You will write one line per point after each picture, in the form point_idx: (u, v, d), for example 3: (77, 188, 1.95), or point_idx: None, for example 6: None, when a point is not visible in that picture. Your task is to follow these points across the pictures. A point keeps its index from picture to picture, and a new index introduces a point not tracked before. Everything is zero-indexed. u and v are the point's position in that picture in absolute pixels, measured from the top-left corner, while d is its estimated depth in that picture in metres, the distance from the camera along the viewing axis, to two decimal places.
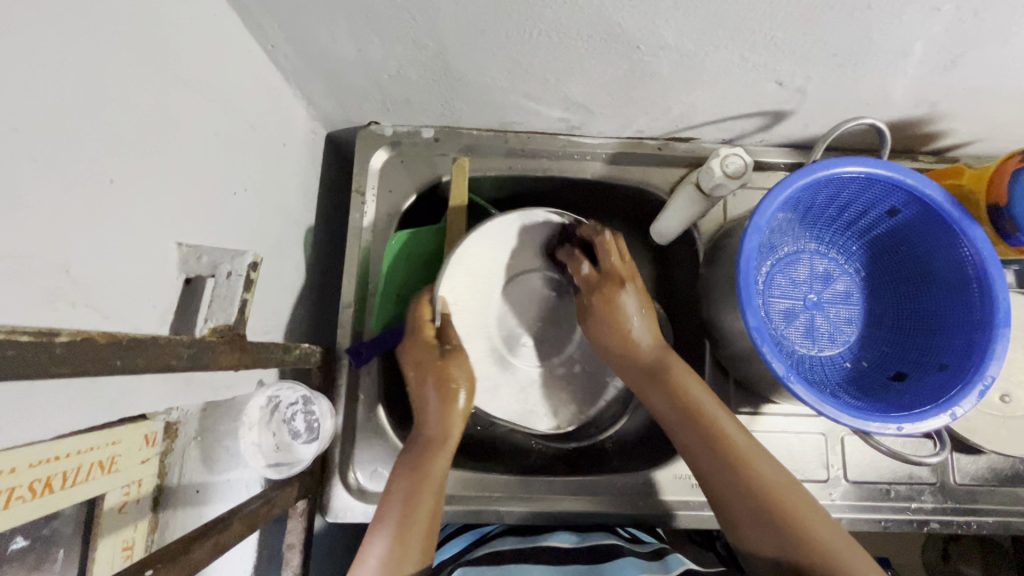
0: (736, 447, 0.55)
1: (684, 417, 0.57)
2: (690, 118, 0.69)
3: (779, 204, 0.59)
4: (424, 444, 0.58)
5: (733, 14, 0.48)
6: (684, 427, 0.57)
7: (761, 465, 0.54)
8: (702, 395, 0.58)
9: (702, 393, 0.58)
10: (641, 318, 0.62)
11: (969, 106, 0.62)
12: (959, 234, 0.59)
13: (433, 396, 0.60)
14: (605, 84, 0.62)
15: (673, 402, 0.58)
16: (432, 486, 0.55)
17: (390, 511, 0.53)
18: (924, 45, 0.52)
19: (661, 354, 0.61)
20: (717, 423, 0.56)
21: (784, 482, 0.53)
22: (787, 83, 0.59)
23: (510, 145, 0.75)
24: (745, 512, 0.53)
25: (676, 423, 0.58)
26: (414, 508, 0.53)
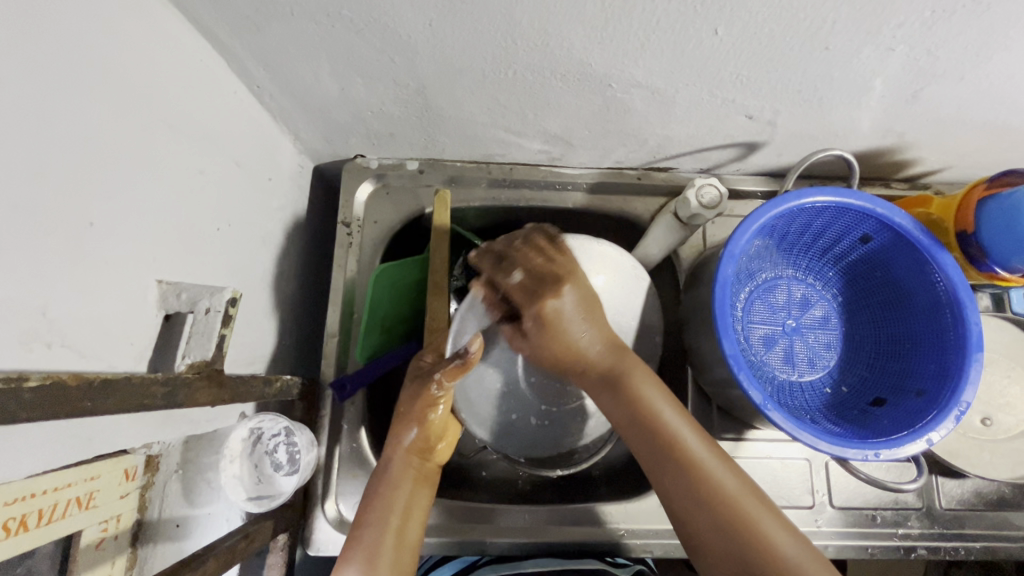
0: (691, 446, 0.52)
1: (635, 419, 0.54)
2: (667, 150, 0.71)
3: (752, 233, 0.61)
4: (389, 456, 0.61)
5: (697, 54, 0.50)
6: (654, 467, 0.53)
7: (704, 448, 0.52)
8: (642, 384, 0.55)
9: (640, 382, 0.55)
10: (586, 328, 0.57)
11: (934, 137, 0.65)
12: (929, 260, 0.60)
13: (409, 422, 0.61)
14: (581, 117, 0.64)
15: (623, 398, 0.55)
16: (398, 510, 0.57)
17: (366, 526, 0.55)
18: (883, 81, 0.54)
19: (615, 362, 0.57)
20: (678, 430, 0.53)
21: (734, 477, 0.51)
22: (757, 117, 0.61)
23: (493, 176, 0.76)
24: (696, 509, 0.50)
25: (636, 431, 0.54)
26: (385, 523, 0.55)
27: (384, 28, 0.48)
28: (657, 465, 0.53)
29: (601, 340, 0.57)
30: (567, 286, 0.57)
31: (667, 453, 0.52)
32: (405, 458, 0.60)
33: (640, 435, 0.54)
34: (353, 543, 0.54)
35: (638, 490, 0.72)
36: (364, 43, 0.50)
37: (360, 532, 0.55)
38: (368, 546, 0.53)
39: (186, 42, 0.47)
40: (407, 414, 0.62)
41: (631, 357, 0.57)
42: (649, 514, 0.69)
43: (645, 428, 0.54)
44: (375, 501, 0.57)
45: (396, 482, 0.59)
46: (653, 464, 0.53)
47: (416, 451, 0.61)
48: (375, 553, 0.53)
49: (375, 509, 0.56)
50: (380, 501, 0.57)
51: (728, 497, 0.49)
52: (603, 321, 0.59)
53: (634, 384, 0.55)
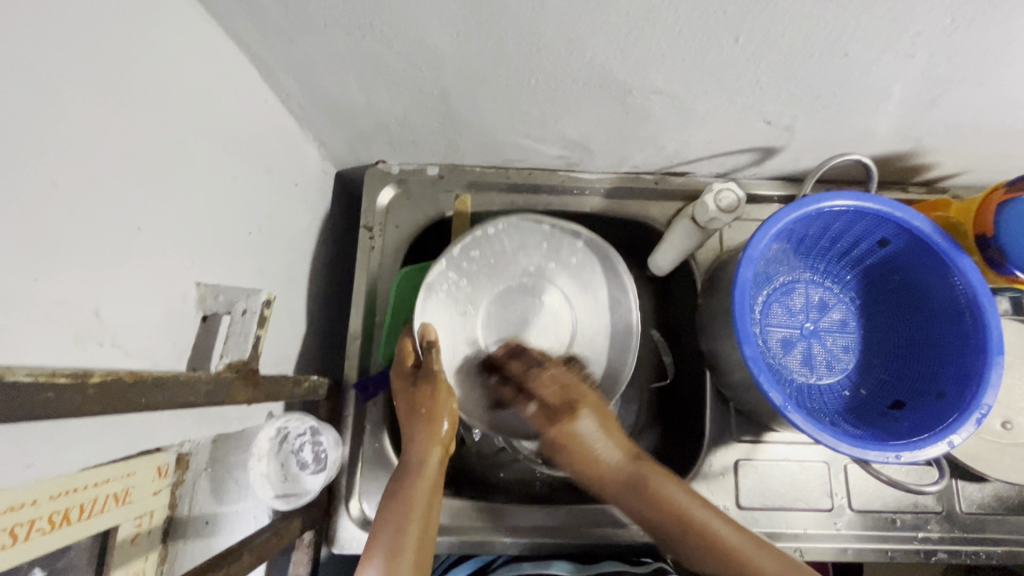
0: (691, 514, 0.56)
1: (648, 506, 0.58)
2: (685, 154, 0.72)
3: (771, 236, 0.61)
4: (404, 472, 0.59)
5: (718, 61, 0.51)
6: (690, 546, 0.56)
7: (748, 542, 0.55)
8: (670, 484, 0.58)
9: (660, 475, 0.59)
10: (604, 440, 0.61)
11: (952, 141, 0.65)
12: (948, 264, 0.60)
13: (416, 426, 0.61)
14: (601, 123, 0.65)
15: (637, 493, 0.59)
16: (416, 512, 0.55)
17: (383, 529, 0.53)
18: (901, 87, 0.54)
19: (634, 467, 0.60)
20: (700, 522, 0.56)
21: (763, 550, 0.54)
22: (775, 122, 0.62)
23: (512, 181, 0.78)
24: None
25: (655, 520, 0.58)
26: (404, 526, 0.53)
27: (413, 38, 0.49)
28: (698, 555, 0.56)
29: (620, 447, 0.61)
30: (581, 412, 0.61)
31: (707, 548, 0.55)
32: (413, 467, 0.59)
33: (664, 523, 0.57)
34: (370, 548, 0.52)
35: None
36: (392, 54, 0.52)
37: (375, 536, 0.53)
38: (386, 546, 0.52)
39: (224, 54, 0.49)
40: (409, 415, 0.61)
41: (648, 461, 0.60)
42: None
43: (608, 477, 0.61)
44: (387, 508, 0.55)
45: (410, 489, 0.57)
46: (680, 545, 0.57)
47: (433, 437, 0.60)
48: (397, 547, 0.52)
49: (391, 512, 0.55)
50: (396, 502, 0.55)
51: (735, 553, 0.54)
52: (622, 433, 0.62)
53: (654, 484, 0.58)
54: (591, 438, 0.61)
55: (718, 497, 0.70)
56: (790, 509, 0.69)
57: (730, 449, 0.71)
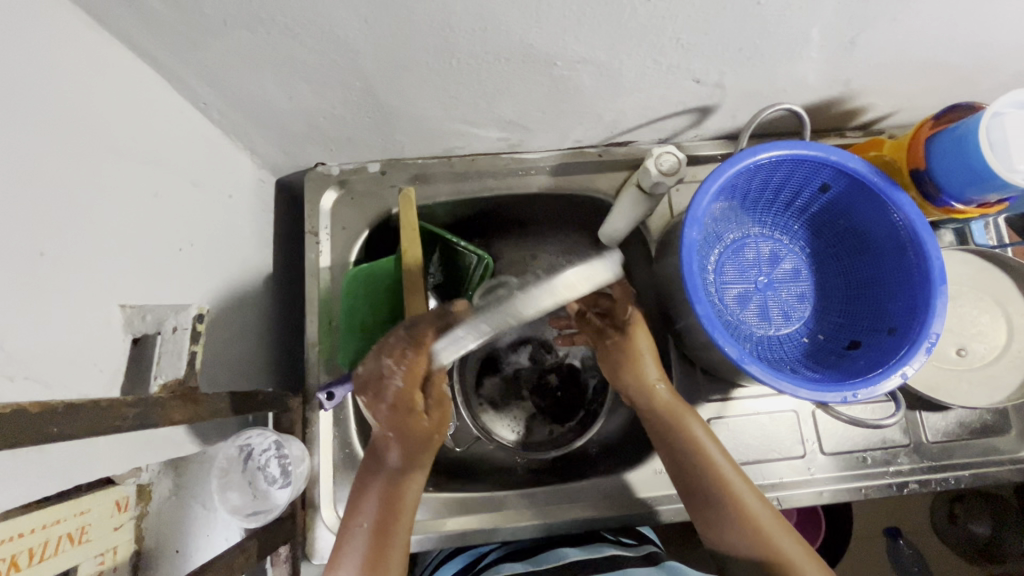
0: (728, 475, 0.59)
1: (685, 451, 0.61)
2: (623, 123, 0.72)
3: (712, 194, 0.61)
4: (393, 472, 0.57)
5: (635, 23, 0.51)
6: (708, 494, 0.59)
7: (762, 509, 0.58)
8: (709, 439, 0.61)
9: (694, 421, 0.62)
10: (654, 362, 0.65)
11: (878, 80, 0.66)
12: (887, 200, 0.62)
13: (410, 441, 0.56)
14: (533, 100, 0.64)
15: (672, 431, 0.62)
16: (405, 517, 0.56)
17: (359, 530, 0.55)
18: (819, 31, 0.55)
19: (673, 399, 0.63)
20: (732, 481, 0.59)
21: (773, 519, 0.58)
22: (704, 80, 0.62)
23: (456, 169, 0.77)
24: (737, 544, 0.57)
25: (683, 463, 0.61)
26: (392, 532, 0.55)
27: (322, 30, 0.48)
28: (708, 505, 0.59)
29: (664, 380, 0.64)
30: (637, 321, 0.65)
31: (721, 496, 0.58)
32: (392, 470, 0.57)
33: (689, 466, 0.61)
34: (343, 548, 0.55)
35: (633, 460, 0.73)
36: (305, 49, 0.50)
37: (355, 529, 0.55)
38: (366, 544, 0.54)
39: (124, 65, 0.47)
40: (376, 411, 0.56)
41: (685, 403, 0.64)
42: (645, 484, 0.70)
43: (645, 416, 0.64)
44: (366, 504, 0.56)
45: (396, 499, 0.57)
46: (694, 490, 0.60)
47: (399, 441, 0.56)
48: (380, 553, 0.54)
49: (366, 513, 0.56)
50: (377, 502, 0.56)
51: (755, 520, 0.57)
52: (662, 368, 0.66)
53: (690, 428, 0.61)
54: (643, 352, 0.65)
55: None
56: (765, 461, 0.70)
57: (700, 409, 0.72)
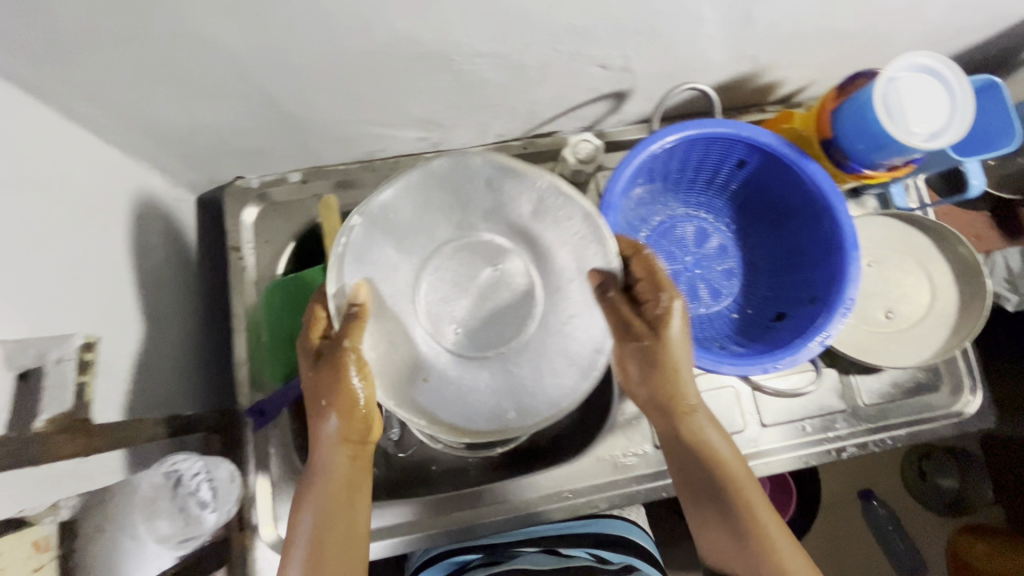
0: (747, 493, 0.55)
1: (697, 459, 0.57)
2: (541, 114, 0.71)
3: (627, 178, 0.61)
4: (314, 474, 0.54)
5: (521, 12, 0.50)
6: (711, 494, 0.56)
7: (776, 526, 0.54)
8: (723, 444, 0.58)
9: (712, 429, 0.58)
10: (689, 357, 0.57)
11: (784, 53, 0.67)
12: (799, 170, 0.63)
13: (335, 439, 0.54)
14: (443, 97, 0.63)
15: (683, 440, 0.58)
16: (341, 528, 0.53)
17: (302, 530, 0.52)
18: (712, 8, 0.55)
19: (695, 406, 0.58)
20: (745, 493, 0.55)
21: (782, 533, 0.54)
22: (610, 65, 0.62)
23: (380, 172, 0.75)
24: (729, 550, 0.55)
25: (684, 464, 0.58)
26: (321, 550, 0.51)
27: (200, 39, 0.46)
28: (710, 508, 0.56)
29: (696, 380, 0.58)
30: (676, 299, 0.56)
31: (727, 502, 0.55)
32: (330, 480, 0.54)
33: (693, 468, 0.57)
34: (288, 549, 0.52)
35: (578, 449, 0.73)
36: (187, 60, 0.48)
37: (296, 533, 0.52)
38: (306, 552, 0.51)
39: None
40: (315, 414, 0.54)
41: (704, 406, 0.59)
42: (588, 473, 0.71)
43: (661, 419, 0.59)
44: (306, 514, 0.53)
45: (326, 505, 0.53)
46: (695, 487, 0.57)
47: (350, 450, 0.55)
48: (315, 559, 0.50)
49: (311, 515, 0.53)
50: (314, 513, 0.53)
51: (762, 537, 0.53)
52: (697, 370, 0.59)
53: (702, 432, 0.58)
54: (679, 354, 0.56)
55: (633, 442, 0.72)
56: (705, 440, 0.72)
57: None
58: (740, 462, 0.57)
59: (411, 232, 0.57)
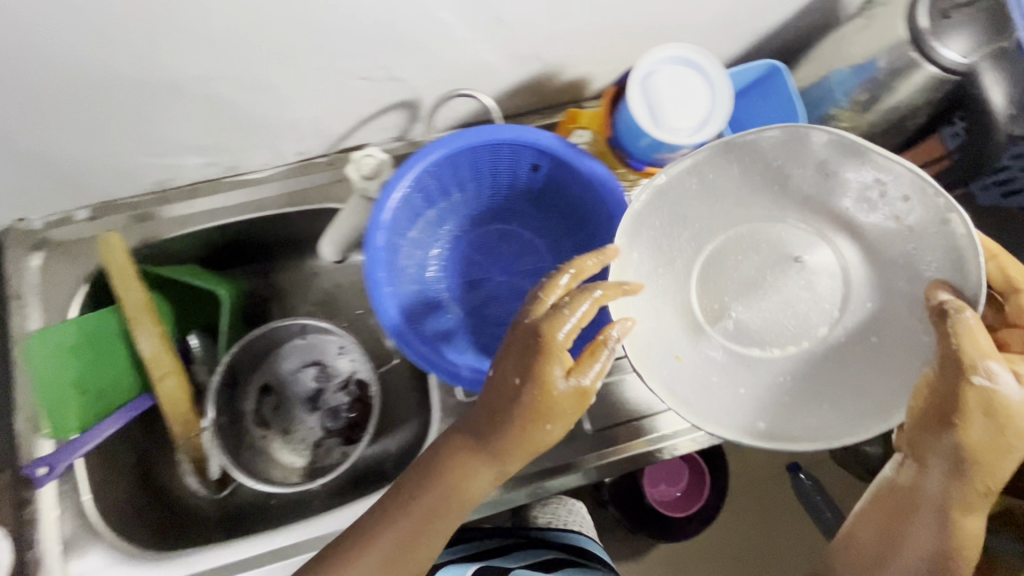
0: (954, 512, 0.47)
1: (950, 473, 0.46)
2: (333, 129, 0.68)
3: (397, 194, 0.58)
4: (490, 450, 0.51)
5: (214, 28, 0.48)
6: (917, 506, 0.48)
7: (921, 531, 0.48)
8: (1001, 464, 0.45)
9: (998, 467, 0.45)
10: (942, 384, 0.46)
11: (568, 49, 0.64)
12: (582, 170, 0.61)
13: (512, 423, 0.49)
14: (202, 121, 0.60)
15: (944, 472, 0.46)
16: (439, 524, 0.52)
17: (392, 520, 0.52)
18: (446, 10, 0.52)
19: (990, 423, 0.44)
20: (949, 506, 0.47)
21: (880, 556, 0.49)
22: (371, 76, 0.59)
23: (176, 202, 0.72)
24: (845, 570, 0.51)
25: (903, 484, 0.49)
26: (369, 543, 0.52)
27: None
28: (928, 522, 0.47)
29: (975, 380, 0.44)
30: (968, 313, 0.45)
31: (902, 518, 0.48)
32: (496, 462, 0.51)
33: (930, 495, 0.47)
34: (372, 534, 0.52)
35: None
36: None
37: (405, 506, 0.52)
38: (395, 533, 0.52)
39: None
40: (501, 400, 0.50)
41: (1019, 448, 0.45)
42: None
43: (954, 432, 0.45)
44: (473, 482, 0.52)
45: (450, 487, 0.52)
46: (913, 501, 0.48)
47: (530, 451, 0.50)
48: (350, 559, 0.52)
49: (398, 499, 0.53)
50: (427, 500, 0.52)
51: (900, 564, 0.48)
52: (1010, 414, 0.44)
53: (929, 459, 0.47)
54: (1017, 416, 0.44)
55: None
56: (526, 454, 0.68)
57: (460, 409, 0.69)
58: (987, 497, 0.46)
59: (708, 214, 0.60)
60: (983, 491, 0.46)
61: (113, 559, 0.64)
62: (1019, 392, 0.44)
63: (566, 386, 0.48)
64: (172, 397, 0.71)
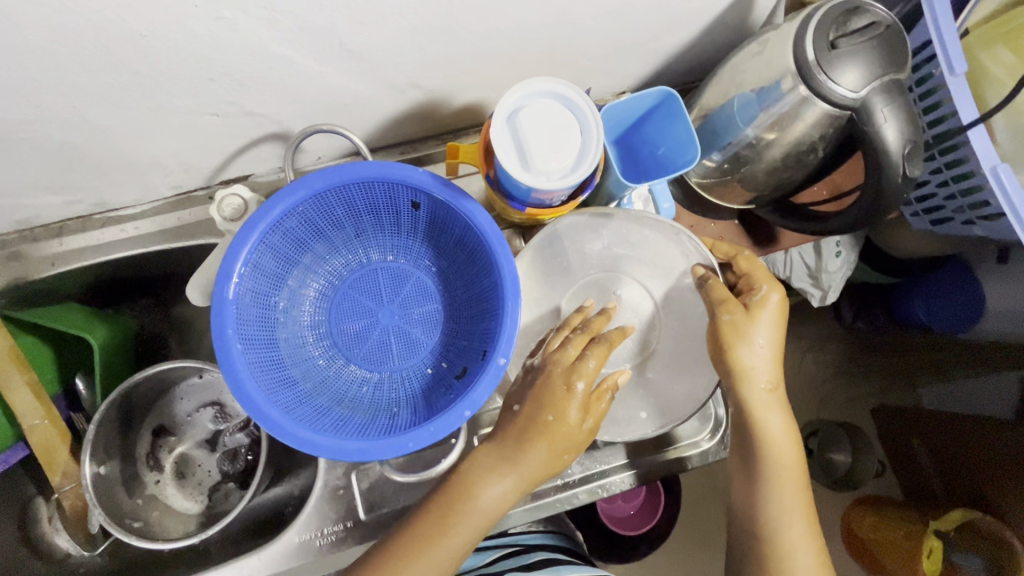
0: (788, 457, 0.56)
1: (739, 424, 0.58)
2: (202, 163, 0.63)
3: (251, 242, 0.53)
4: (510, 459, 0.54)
5: (12, 79, 0.43)
6: (760, 461, 0.57)
7: (788, 475, 0.56)
8: (777, 413, 0.56)
9: (770, 416, 0.56)
10: (761, 360, 0.55)
11: (447, 76, 0.59)
12: (460, 210, 0.56)
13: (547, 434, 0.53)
14: (43, 164, 0.55)
15: (753, 426, 0.56)
16: (461, 537, 0.53)
17: (428, 524, 0.54)
18: (282, 46, 0.47)
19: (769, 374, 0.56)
20: (780, 449, 0.56)
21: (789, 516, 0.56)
22: (222, 112, 0.54)
23: (43, 240, 0.68)
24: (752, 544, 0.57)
25: (742, 440, 0.58)
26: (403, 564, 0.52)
27: None
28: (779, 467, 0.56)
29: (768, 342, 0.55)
30: (770, 292, 0.56)
31: (770, 480, 0.56)
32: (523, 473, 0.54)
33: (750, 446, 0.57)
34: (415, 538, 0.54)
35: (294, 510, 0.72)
36: None
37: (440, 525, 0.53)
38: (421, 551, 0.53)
39: None
40: (531, 429, 0.54)
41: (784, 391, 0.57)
42: (288, 558, 0.64)
43: (721, 363, 0.57)
44: (486, 497, 0.54)
45: (472, 492, 0.54)
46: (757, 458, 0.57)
47: (543, 474, 0.54)
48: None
49: (437, 503, 0.55)
50: (484, 499, 0.54)
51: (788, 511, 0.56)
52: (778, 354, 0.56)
53: (756, 421, 0.56)
54: (762, 337, 0.55)
55: (336, 514, 0.64)
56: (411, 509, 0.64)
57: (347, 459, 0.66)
58: (776, 395, 0.56)
59: (585, 251, 0.65)
60: (769, 394, 0.56)
61: None
62: (754, 325, 0.55)
63: (577, 419, 0.54)
64: (47, 444, 0.66)
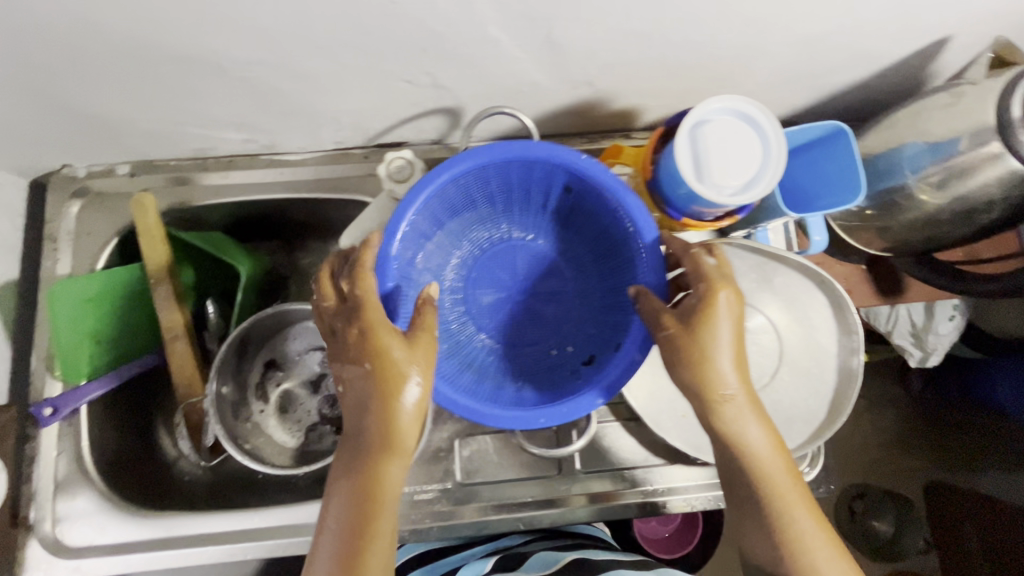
0: (775, 471, 0.49)
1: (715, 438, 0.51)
2: (371, 124, 0.68)
3: (418, 205, 0.57)
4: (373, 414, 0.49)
5: (266, 24, 0.47)
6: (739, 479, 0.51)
7: (789, 485, 0.50)
8: (750, 420, 0.50)
9: (750, 420, 0.50)
10: (727, 356, 0.50)
11: (623, 79, 0.61)
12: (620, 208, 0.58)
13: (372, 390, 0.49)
14: (245, 103, 0.60)
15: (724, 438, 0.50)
16: (387, 515, 0.47)
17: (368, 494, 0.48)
18: (499, 30, 0.50)
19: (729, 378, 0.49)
20: (767, 461, 0.50)
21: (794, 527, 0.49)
22: (415, 81, 0.58)
23: (211, 171, 0.73)
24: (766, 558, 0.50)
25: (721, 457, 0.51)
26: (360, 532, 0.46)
27: None
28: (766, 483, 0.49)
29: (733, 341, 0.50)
30: (721, 291, 0.50)
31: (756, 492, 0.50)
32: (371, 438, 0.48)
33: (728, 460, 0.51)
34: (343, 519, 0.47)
35: None
36: None
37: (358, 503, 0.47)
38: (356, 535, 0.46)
39: None
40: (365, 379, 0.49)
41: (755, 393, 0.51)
42: None
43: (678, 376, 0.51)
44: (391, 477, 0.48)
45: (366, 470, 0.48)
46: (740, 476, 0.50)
47: (397, 443, 0.49)
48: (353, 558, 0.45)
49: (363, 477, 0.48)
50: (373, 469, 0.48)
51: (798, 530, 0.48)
52: (744, 354, 0.51)
53: (724, 427, 0.50)
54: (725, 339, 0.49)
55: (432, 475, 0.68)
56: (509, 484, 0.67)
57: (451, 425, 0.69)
58: (751, 400, 0.50)
59: None
60: (741, 400, 0.50)
61: (100, 509, 0.66)
62: (723, 320, 0.50)
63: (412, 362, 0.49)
64: (180, 359, 0.71)
